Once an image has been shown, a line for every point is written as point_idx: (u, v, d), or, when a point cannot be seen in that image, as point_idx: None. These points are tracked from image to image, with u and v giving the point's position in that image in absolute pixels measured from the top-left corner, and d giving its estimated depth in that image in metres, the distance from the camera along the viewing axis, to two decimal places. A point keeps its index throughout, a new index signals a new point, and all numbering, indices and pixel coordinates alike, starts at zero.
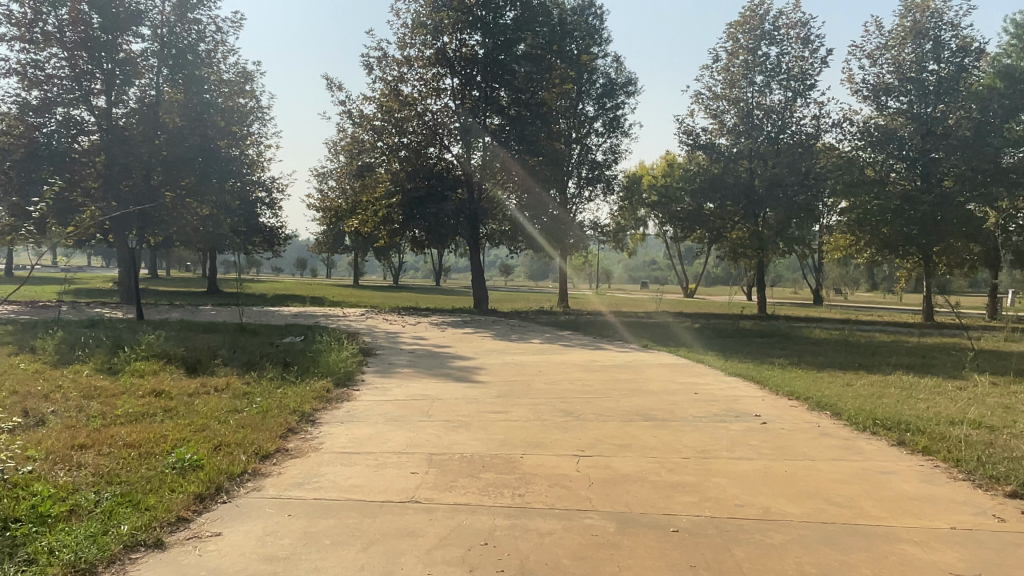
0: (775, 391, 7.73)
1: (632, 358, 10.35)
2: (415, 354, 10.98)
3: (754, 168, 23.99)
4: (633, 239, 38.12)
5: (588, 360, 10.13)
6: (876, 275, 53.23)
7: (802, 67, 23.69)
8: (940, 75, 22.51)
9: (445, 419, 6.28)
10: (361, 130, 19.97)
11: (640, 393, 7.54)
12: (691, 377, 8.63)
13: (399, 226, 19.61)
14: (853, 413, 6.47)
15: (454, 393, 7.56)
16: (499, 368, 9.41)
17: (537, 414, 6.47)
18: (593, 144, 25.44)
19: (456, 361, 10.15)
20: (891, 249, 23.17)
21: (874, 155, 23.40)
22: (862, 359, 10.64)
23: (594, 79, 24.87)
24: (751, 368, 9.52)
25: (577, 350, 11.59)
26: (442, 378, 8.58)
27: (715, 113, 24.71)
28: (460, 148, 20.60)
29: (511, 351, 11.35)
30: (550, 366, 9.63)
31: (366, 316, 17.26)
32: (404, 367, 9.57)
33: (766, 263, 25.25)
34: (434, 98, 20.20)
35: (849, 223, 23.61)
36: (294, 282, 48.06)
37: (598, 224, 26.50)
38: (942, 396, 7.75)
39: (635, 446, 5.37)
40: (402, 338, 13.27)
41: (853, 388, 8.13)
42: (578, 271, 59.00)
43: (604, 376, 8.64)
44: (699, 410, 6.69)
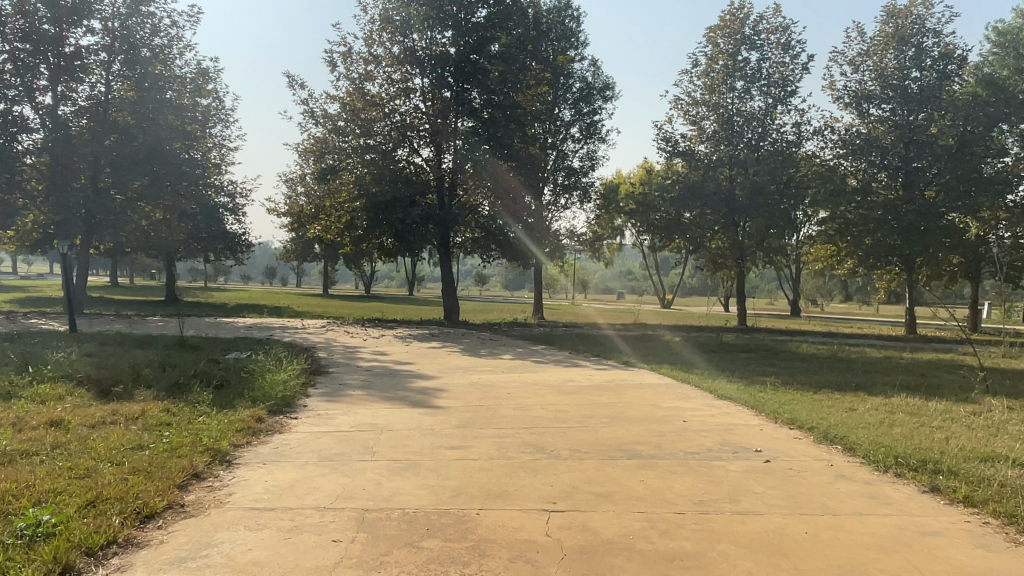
0: (772, 419, 6.80)
1: (610, 377, 9.39)
2: (370, 373, 9.93)
3: (733, 177, 23.21)
4: (609, 248, 37.35)
5: (562, 380, 9.15)
6: (850, 286, 53.10)
7: (783, 74, 23.02)
8: (923, 83, 21.88)
9: (391, 458, 5.25)
10: (324, 130, 18.96)
11: (620, 422, 6.57)
12: (677, 401, 7.69)
13: (363, 232, 18.49)
14: (869, 447, 5.54)
15: (407, 423, 6.54)
16: (463, 390, 8.40)
17: (500, 451, 5.47)
18: (569, 150, 24.64)
19: (416, 381, 9.13)
20: (874, 260, 22.65)
21: (857, 164, 22.73)
22: (859, 379, 9.79)
23: (570, 83, 24.00)
24: (741, 389, 8.59)
25: (550, 367, 10.62)
26: (397, 403, 7.56)
27: (694, 119, 23.85)
28: (430, 151, 19.67)
29: (479, 369, 10.34)
30: (519, 387, 8.65)
31: (327, 328, 16.13)
32: (355, 389, 8.51)
33: (746, 274, 24.58)
34: (402, 99, 19.18)
35: (831, 233, 23.03)
36: (263, 292, 46.50)
37: (575, 232, 25.64)
38: (958, 424, 6.88)
39: (619, 495, 4.40)
40: (360, 353, 12.20)
41: (857, 414, 7.26)
42: (554, 282, 58.10)
43: (579, 401, 7.66)
44: (690, 445, 5.73)
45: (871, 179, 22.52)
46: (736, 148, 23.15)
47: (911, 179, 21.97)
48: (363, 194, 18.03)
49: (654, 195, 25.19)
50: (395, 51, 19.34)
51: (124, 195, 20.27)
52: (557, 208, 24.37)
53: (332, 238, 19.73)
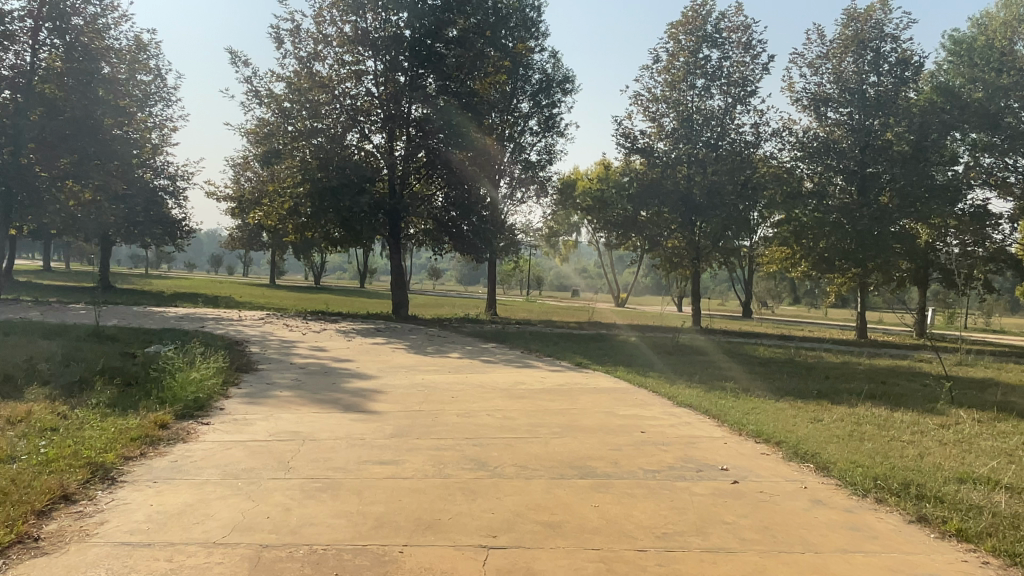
0: (736, 431, 6.28)
1: (563, 380, 8.81)
2: (304, 370, 9.15)
3: (692, 176, 22.89)
4: (565, 245, 36.92)
5: (511, 382, 8.50)
6: (798, 289, 53.94)
7: (743, 73, 22.79)
8: (880, 89, 21.98)
9: (308, 475, 4.54)
10: (268, 110, 17.95)
11: (572, 433, 5.95)
12: (634, 408, 7.13)
13: (307, 219, 17.48)
14: (844, 467, 5.03)
15: (334, 431, 5.82)
16: (402, 392, 7.69)
17: (437, 466, 4.81)
18: (527, 143, 24.00)
19: (352, 381, 8.39)
20: (825, 265, 22.75)
21: (814, 167, 22.73)
22: (821, 386, 9.42)
23: (530, 74, 23.38)
24: (700, 396, 8.08)
25: (500, 367, 9.99)
26: (327, 407, 6.84)
27: (654, 116, 23.43)
28: (382, 138, 18.80)
29: (423, 368, 9.64)
30: (465, 390, 7.98)
31: (264, 321, 15.19)
32: (283, 389, 7.73)
33: (702, 274, 24.36)
34: (353, 82, 18.29)
35: (786, 235, 22.91)
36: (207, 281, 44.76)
37: (531, 227, 25.03)
38: (929, 439, 6.47)
39: (569, 525, 3.79)
40: (296, 349, 11.36)
41: (822, 425, 6.82)
42: (509, 278, 57.55)
43: (529, 408, 7.04)
44: (649, 461, 5.15)
45: (826, 183, 22.52)
46: (695, 147, 22.82)
47: (864, 184, 22.07)
48: (308, 179, 17.06)
49: (612, 192, 24.74)
50: (347, 32, 18.41)
51: (48, 173, 18.90)
52: (513, 202, 23.69)
53: (275, 225, 18.71)
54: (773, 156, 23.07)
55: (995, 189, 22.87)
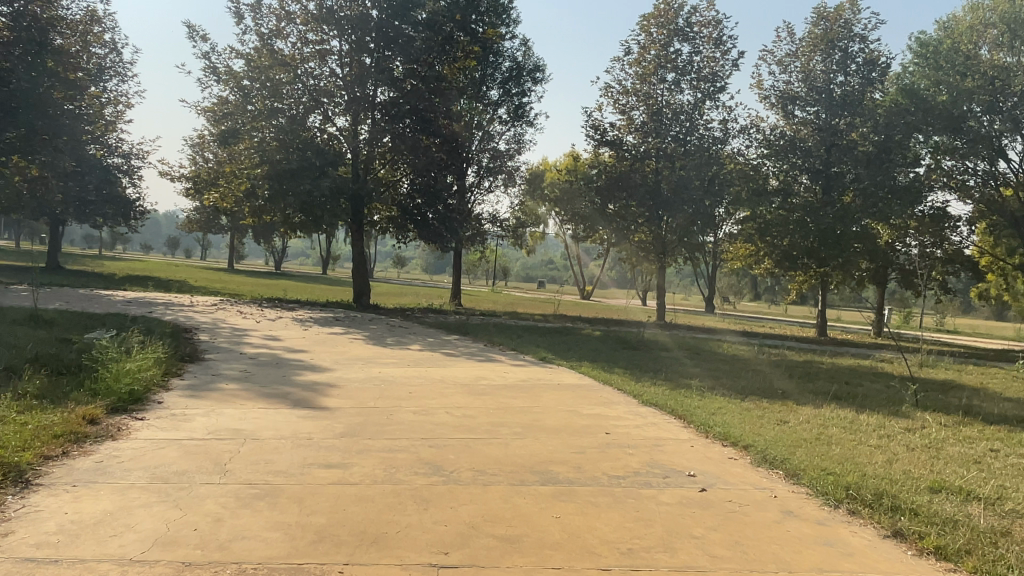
0: (703, 432, 6.07)
1: (526, 375, 8.52)
2: (255, 361, 8.71)
3: (660, 170, 22.75)
4: (532, 236, 36.63)
5: (472, 378, 8.18)
6: (759, 285, 54.59)
7: (713, 69, 22.66)
8: (847, 88, 22.11)
9: (246, 480, 4.17)
10: (226, 88, 17.27)
11: (534, 433, 5.68)
12: (599, 407, 6.88)
13: (265, 202, 16.88)
14: (814, 474, 4.84)
15: (280, 429, 5.44)
16: (356, 386, 7.33)
17: (388, 471, 4.48)
18: (495, 132, 23.62)
19: (305, 373, 7.98)
20: (789, 263, 22.56)
21: (780, 165, 22.61)
22: (786, 386, 9.31)
23: (499, 62, 22.98)
24: (666, 395, 7.86)
25: (461, 361, 9.67)
26: (275, 401, 6.46)
27: (624, 108, 23.19)
28: (346, 121, 18.25)
29: (381, 360, 9.27)
30: (424, 385, 7.65)
31: (218, 307, 14.63)
32: (230, 382, 7.30)
33: (667, 269, 24.31)
34: (317, 62, 17.72)
35: (750, 232, 22.95)
36: (163, 264, 43.44)
37: (497, 217, 24.66)
38: (896, 444, 6.36)
39: (528, 540, 3.50)
40: (249, 338, 10.89)
41: (789, 427, 6.67)
42: (474, 268, 57.10)
43: (490, 405, 6.73)
44: (613, 466, 4.90)
45: (792, 181, 22.45)
46: (663, 141, 22.59)
47: (828, 182, 22.06)
48: (266, 161, 16.47)
49: (579, 184, 24.50)
50: (311, 9, 17.78)
51: None
52: (480, 192, 23.27)
53: (231, 208, 18.09)
54: (741, 153, 22.95)
55: (954, 191, 23.22)
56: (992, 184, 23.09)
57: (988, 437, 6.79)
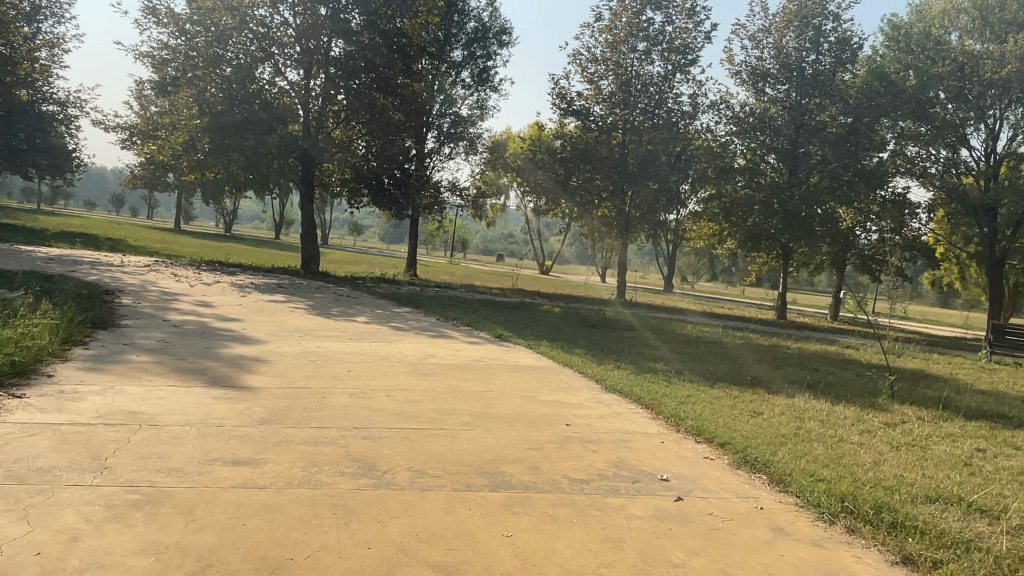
0: (674, 425, 5.44)
1: (480, 355, 7.80)
2: (178, 330, 7.81)
3: (626, 143, 22.02)
4: (493, 208, 35.73)
5: (420, 356, 7.41)
6: (716, 265, 54.74)
7: (685, 41, 21.87)
8: (818, 68, 21.63)
9: (125, 483, 3.37)
10: (165, 31, 15.86)
11: (485, 424, 4.97)
12: (559, 393, 6.20)
13: (204, 156, 15.62)
14: (803, 481, 4.25)
15: (187, 414, 4.62)
16: (288, 363, 6.50)
17: (307, 471, 3.73)
18: (458, 96, 22.59)
19: (232, 346, 7.12)
20: (753, 243, 21.98)
21: (746, 144, 21.97)
22: (755, 372, 8.79)
23: (464, 21, 21.87)
24: (632, 380, 7.22)
25: (410, 336, 8.91)
26: (190, 378, 5.62)
27: (591, 77, 22.29)
28: (297, 74, 17.02)
29: (321, 333, 8.43)
30: (365, 362, 6.87)
31: (150, 268, 13.50)
32: (141, 353, 6.41)
33: (630, 245, 23.72)
34: (267, 9, 16.41)
35: (715, 211, 22.46)
36: (105, 222, 41.31)
37: (457, 186, 23.70)
38: (879, 442, 5.84)
39: (472, 569, 2.81)
40: (177, 303, 9.90)
41: (765, 420, 6.09)
42: (433, 239, 55.92)
43: (438, 389, 6.00)
44: (577, 467, 4.22)
45: (759, 161, 21.85)
46: (631, 113, 21.74)
47: (795, 163, 21.52)
48: (205, 112, 15.22)
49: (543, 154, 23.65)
50: None
51: None
52: (439, 158, 22.22)
53: (169, 161, 16.85)
54: (708, 129, 22.26)
55: (917, 178, 23.08)
56: (953, 171, 23.06)
57: (971, 435, 6.36)
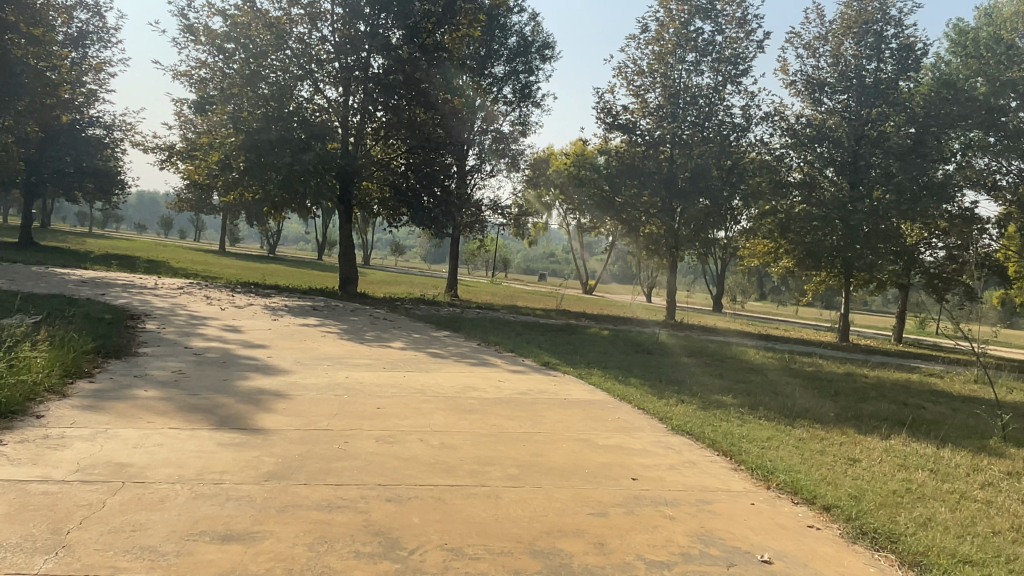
0: (761, 479, 4.55)
1: (525, 387, 6.96)
2: (198, 359, 7.18)
3: (674, 158, 21.06)
4: (535, 226, 35.00)
5: (458, 388, 6.62)
6: (765, 283, 52.96)
7: (736, 50, 20.91)
8: (879, 76, 20.37)
9: (81, 569, 2.63)
10: (202, 49, 15.59)
11: (537, 480, 4.13)
12: (618, 436, 5.32)
13: (239, 175, 15.21)
14: (945, 566, 3.33)
15: (182, 467, 3.89)
16: (310, 398, 5.77)
17: (315, 552, 2.95)
18: (499, 113, 22.01)
19: (253, 378, 6.43)
20: (812, 261, 20.67)
21: (803, 157, 20.95)
22: (836, 407, 7.78)
23: (506, 36, 21.32)
24: (700, 418, 6.30)
25: (449, 365, 8.14)
26: (197, 419, 4.91)
27: (637, 90, 21.43)
28: (336, 91, 16.58)
29: (352, 361, 7.71)
30: (397, 396, 6.11)
31: (183, 291, 13.07)
32: (149, 387, 5.74)
33: (678, 264, 22.65)
34: (307, 27, 16.07)
35: (769, 228, 21.30)
36: (152, 244, 41.79)
37: (499, 204, 23.02)
38: (1011, 499, 4.84)
39: None
40: (204, 328, 9.32)
41: (866, 471, 5.14)
42: (473, 259, 55.42)
43: (480, 430, 5.18)
44: (653, 544, 3.34)
45: (817, 175, 20.63)
46: (679, 127, 20.78)
47: (856, 176, 20.24)
48: (241, 130, 14.82)
49: (587, 171, 22.82)
50: None
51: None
52: (480, 176, 21.61)
53: (206, 182, 16.55)
54: (762, 142, 21.15)
55: (987, 192, 21.62)
56: None
57: None
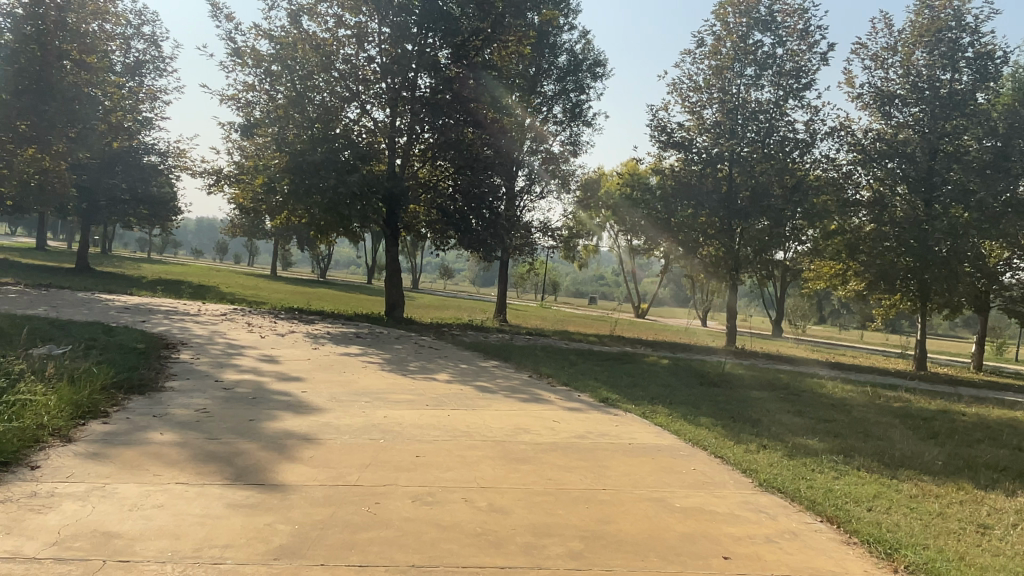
0: (884, 559, 3.70)
1: (584, 429, 6.17)
2: (226, 395, 6.62)
3: (733, 177, 20.07)
4: (586, 248, 34.17)
5: (508, 430, 5.88)
6: (825, 307, 50.89)
7: (798, 63, 19.93)
8: (955, 86, 19.05)
9: None
10: (249, 73, 15.44)
11: (605, 560, 3.35)
12: (697, 496, 4.50)
13: (284, 199, 14.89)
14: None
15: (180, 538, 3.26)
16: (342, 443, 5.11)
17: None
18: (549, 133, 21.43)
19: (282, 418, 5.82)
20: (885, 283, 19.29)
21: (872, 173, 19.74)
22: (941, 454, 6.78)
23: (556, 54, 20.80)
24: (789, 470, 5.44)
25: (498, 400, 7.41)
26: (210, 471, 4.30)
27: (693, 106, 20.55)
28: (383, 112, 16.20)
29: (392, 396, 7.05)
30: (440, 440, 5.40)
31: (225, 318, 12.72)
32: (166, 429, 5.18)
33: (738, 287, 21.54)
34: (354, 48, 15.79)
35: (836, 249, 20.07)
36: (206, 268, 42.42)
37: (549, 227, 22.36)
38: None
39: None
40: (240, 358, 8.82)
41: (1005, 544, 4.23)
42: (522, 282, 54.85)
43: (534, 487, 4.42)
44: None
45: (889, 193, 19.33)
46: (738, 144, 19.82)
47: (930, 193, 18.92)
48: (286, 152, 14.50)
49: (639, 191, 22.00)
50: None
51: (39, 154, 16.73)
52: (529, 198, 21.04)
53: (252, 206, 16.32)
54: (828, 158, 20.00)
55: None
56: None
57: None
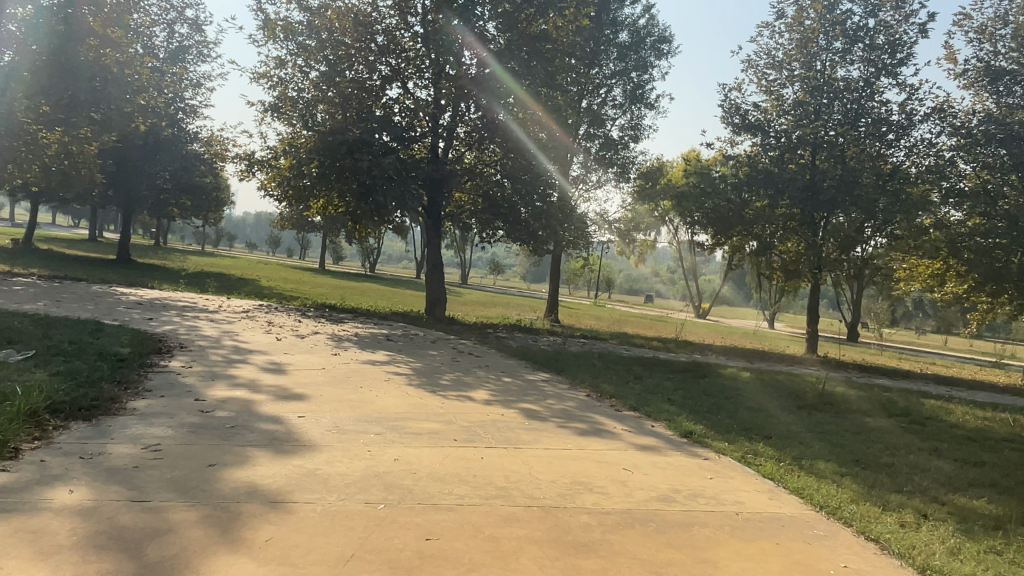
0: None
1: (669, 486, 4.45)
2: (197, 421, 5.11)
3: (816, 163, 17.90)
4: (645, 242, 32.12)
5: (564, 487, 4.22)
6: (900, 309, 47.62)
7: (893, 36, 17.55)
8: None
9: None
10: (282, 47, 14.15)
11: None
12: None
13: (313, 183, 13.53)
14: None
15: None
16: (323, 512, 3.53)
17: None
18: (609, 116, 19.65)
19: (255, 462, 4.26)
20: (991, 284, 16.75)
21: (977, 160, 16.88)
22: None
23: (618, 29, 19.01)
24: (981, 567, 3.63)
25: (549, 432, 5.73)
26: (97, 571, 2.74)
27: (770, 85, 18.48)
28: (427, 90, 14.66)
29: (412, 426, 5.44)
30: (469, 507, 3.76)
31: (244, 315, 11.38)
32: (81, 482, 3.68)
33: (818, 288, 19.30)
34: (396, 19, 14.32)
35: (936, 246, 17.55)
36: (254, 261, 41.98)
37: (606, 218, 20.59)
38: None
39: None
40: (240, 367, 7.34)
41: None
42: (575, 278, 53.10)
43: None
44: None
45: (996, 181, 16.57)
46: (822, 126, 17.62)
47: None
48: (315, 132, 13.16)
49: (705, 179, 20.02)
50: None
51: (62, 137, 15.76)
52: (585, 187, 19.37)
53: (283, 193, 15.03)
54: (925, 143, 17.57)
55: None
56: None
57: None
